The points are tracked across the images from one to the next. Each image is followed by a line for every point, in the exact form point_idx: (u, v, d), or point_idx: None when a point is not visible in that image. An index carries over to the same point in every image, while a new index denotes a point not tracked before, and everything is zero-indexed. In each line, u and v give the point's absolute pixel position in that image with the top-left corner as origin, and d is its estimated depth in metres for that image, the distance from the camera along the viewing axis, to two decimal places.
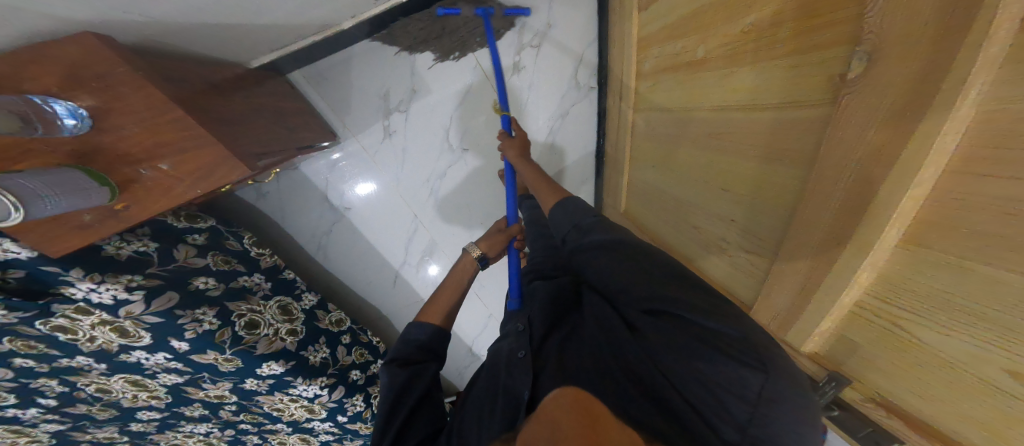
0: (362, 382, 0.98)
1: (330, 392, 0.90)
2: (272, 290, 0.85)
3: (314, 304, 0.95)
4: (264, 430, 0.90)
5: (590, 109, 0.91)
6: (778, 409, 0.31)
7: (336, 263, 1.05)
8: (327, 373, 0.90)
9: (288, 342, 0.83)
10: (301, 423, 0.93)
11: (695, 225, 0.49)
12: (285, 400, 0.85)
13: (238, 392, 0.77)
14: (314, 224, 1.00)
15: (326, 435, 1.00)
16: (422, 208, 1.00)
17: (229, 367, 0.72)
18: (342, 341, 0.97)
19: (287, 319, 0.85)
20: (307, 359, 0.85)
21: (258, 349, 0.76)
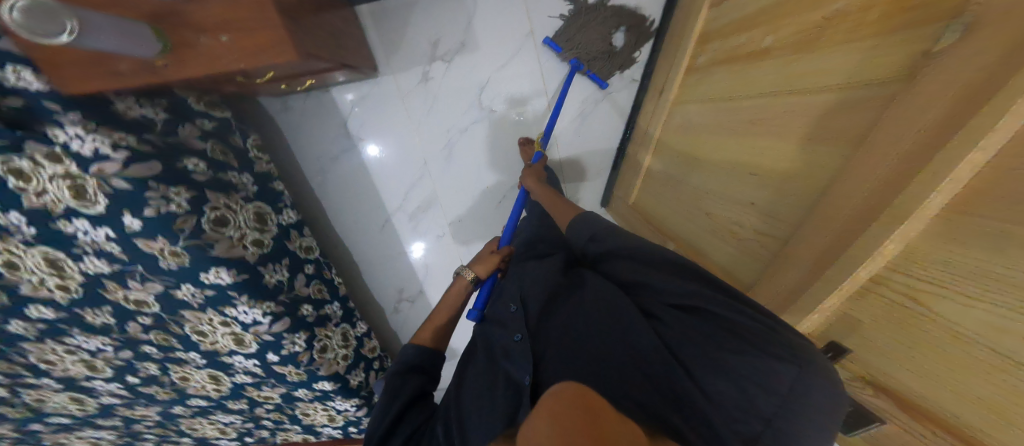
0: (311, 320, 0.89)
1: (270, 323, 0.79)
2: (254, 196, 0.83)
3: (287, 224, 0.91)
4: (171, 359, 0.87)
5: (627, 99, 0.95)
6: (802, 405, 0.35)
7: (331, 190, 1.02)
8: (276, 300, 0.80)
9: (250, 252, 0.76)
10: (219, 357, 0.90)
11: (707, 211, 0.55)
12: (212, 322, 0.78)
13: (162, 300, 0.72)
14: (325, 146, 0.98)
15: (243, 377, 0.98)
16: (434, 158, 0.99)
17: (172, 265, 0.67)
18: (304, 271, 0.92)
19: (259, 227, 0.81)
20: (261, 277, 0.77)
21: (214, 251, 0.69)
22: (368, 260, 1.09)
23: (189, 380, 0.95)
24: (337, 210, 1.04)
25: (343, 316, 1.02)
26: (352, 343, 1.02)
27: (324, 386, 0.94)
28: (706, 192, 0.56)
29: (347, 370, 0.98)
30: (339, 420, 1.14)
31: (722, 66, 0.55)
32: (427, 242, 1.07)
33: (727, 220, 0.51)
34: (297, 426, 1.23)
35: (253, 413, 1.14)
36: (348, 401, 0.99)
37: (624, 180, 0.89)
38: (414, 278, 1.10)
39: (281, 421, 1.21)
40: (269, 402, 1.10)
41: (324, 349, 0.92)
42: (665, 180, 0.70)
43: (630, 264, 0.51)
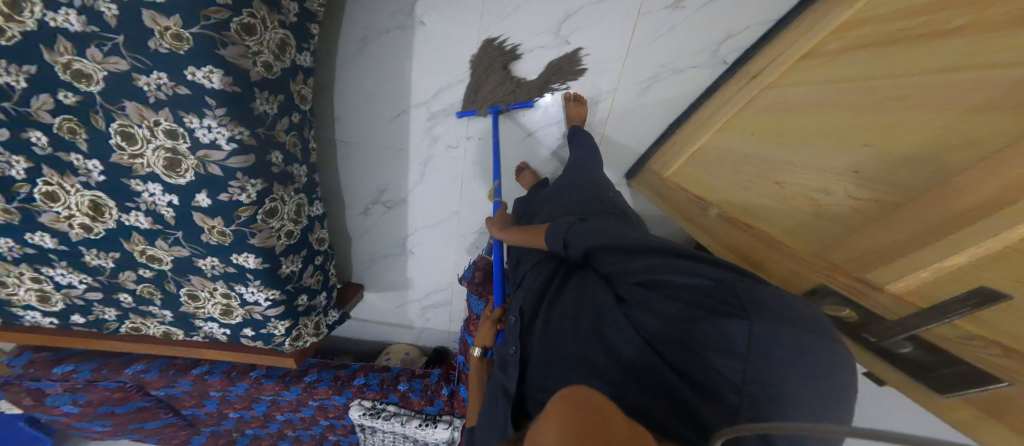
0: (274, 172, 0.77)
1: (229, 153, 0.67)
2: (290, 26, 0.73)
3: (301, 66, 0.80)
4: (52, 162, 0.67)
5: (705, 80, 0.93)
6: (771, 360, 0.33)
7: (367, 59, 0.91)
8: (252, 131, 0.69)
9: (255, 71, 0.66)
10: (126, 179, 0.72)
11: (777, 181, 0.59)
12: (152, 129, 0.64)
13: (113, 83, 0.60)
14: (379, 16, 0.87)
15: (139, 219, 0.79)
16: (484, 67, 0.94)
17: (162, 48, 0.58)
18: (292, 117, 0.80)
19: (276, 54, 0.71)
20: (250, 100, 0.67)
21: (223, 51, 0.60)
22: (372, 142, 1.02)
23: (52, 204, 0.73)
24: (357, 77, 0.94)
25: (304, 188, 0.90)
26: (302, 222, 0.90)
27: (247, 261, 0.80)
28: (787, 163, 0.57)
29: (281, 251, 0.84)
30: (234, 316, 0.97)
31: (859, 49, 0.50)
32: (435, 149, 1.03)
33: (808, 188, 0.53)
34: (166, 312, 0.98)
35: (113, 280, 0.90)
36: (263, 292, 0.85)
37: (665, 155, 0.94)
38: (403, 183, 1.07)
39: (147, 301, 0.96)
40: (150, 267, 0.89)
41: (271, 214, 0.79)
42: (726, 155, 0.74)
43: (598, 253, 0.54)
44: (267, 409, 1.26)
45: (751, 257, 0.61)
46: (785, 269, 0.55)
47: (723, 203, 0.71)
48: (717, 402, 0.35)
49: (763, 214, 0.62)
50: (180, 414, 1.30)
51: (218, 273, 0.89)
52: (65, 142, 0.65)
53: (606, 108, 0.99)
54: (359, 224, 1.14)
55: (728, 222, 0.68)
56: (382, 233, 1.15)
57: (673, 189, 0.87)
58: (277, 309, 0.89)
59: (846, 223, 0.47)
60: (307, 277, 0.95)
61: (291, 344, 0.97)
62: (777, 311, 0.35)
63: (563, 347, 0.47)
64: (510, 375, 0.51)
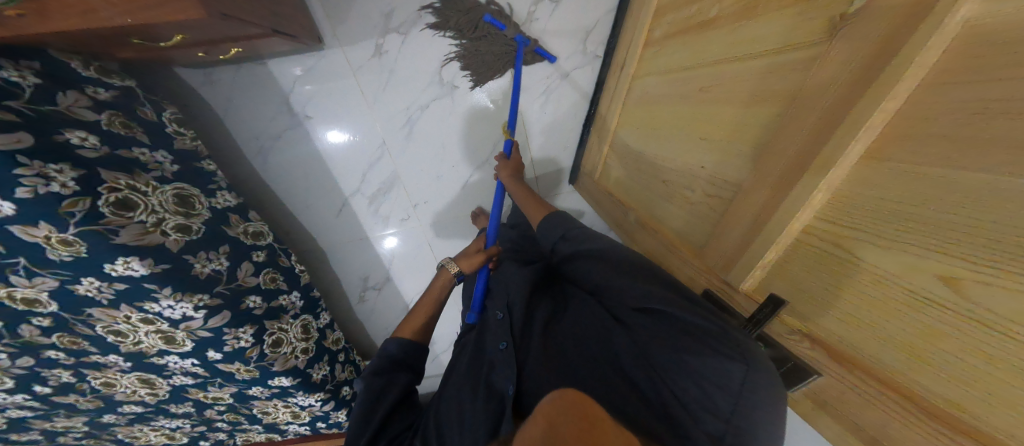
0: (259, 313, 0.83)
1: (205, 318, 0.73)
2: (175, 176, 0.75)
3: (224, 208, 0.84)
4: (84, 365, 0.79)
5: (592, 76, 0.93)
6: (756, 398, 0.40)
7: (280, 179, 0.96)
8: (212, 292, 0.74)
9: (172, 240, 0.69)
10: (147, 358, 0.82)
11: (663, 179, 0.61)
12: (129, 321, 0.69)
13: (60, 299, 0.63)
14: (265, 125, 0.91)
15: (182, 379, 0.91)
16: (394, 136, 0.94)
17: (65, 256, 0.59)
18: (252, 258, 0.85)
19: (183, 211, 0.73)
20: (188, 267, 0.70)
21: (116, 239, 0.61)
22: (330, 246, 1.04)
23: (114, 387, 0.87)
24: (289, 193, 0.97)
25: (304, 307, 0.96)
26: (314, 335, 0.97)
27: (283, 382, 0.91)
28: (665, 157, 0.60)
29: (307, 364, 0.94)
30: (303, 417, 1.10)
31: (676, 39, 0.57)
32: (391, 226, 1.04)
33: (694, 185, 0.53)
34: (257, 426, 1.15)
35: (203, 416, 1.06)
36: (311, 396, 0.97)
37: (591, 157, 0.91)
38: (379, 265, 1.09)
39: (238, 421, 1.13)
40: (219, 403, 1.02)
41: (277, 344, 0.86)
42: (626, 154, 0.73)
43: (600, 267, 0.61)
44: None
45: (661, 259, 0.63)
46: (685, 270, 0.58)
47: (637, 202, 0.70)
48: (700, 423, 0.42)
49: (663, 212, 0.62)
50: None
51: (269, 394, 1.01)
52: (80, 350, 0.76)
53: (524, 133, 0.97)
54: (364, 314, 1.15)
55: (641, 225, 0.68)
56: (385, 315, 1.15)
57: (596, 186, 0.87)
58: (329, 404, 1.01)
59: (720, 232, 0.49)
60: (340, 373, 1.05)
61: None
62: (767, 364, 0.41)
63: (566, 363, 0.54)
64: (506, 374, 0.55)
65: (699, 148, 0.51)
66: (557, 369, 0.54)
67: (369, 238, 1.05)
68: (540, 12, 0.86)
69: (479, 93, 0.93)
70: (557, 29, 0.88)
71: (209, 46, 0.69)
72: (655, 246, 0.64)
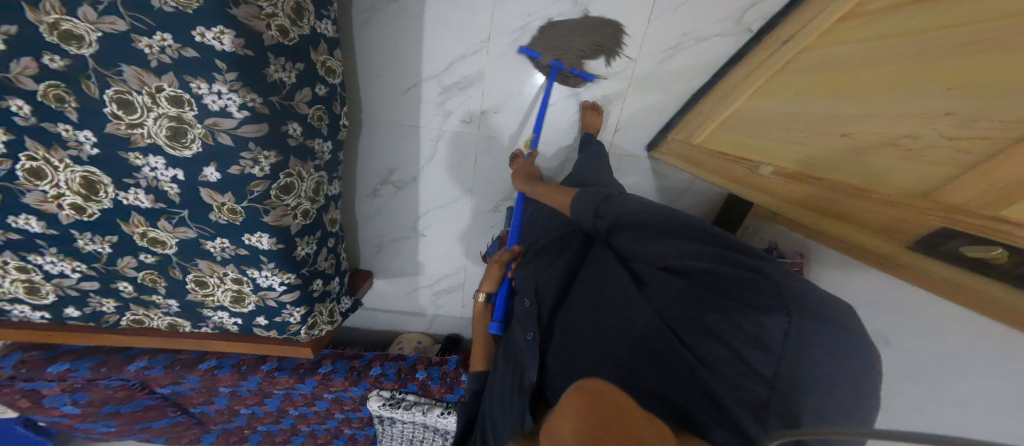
0: (292, 144, 0.74)
1: (241, 121, 0.64)
2: None
3: (321, 35, 0.77)
4: (35, 134, 0.59)
5: (729, 48, 0.89)
6: (812, 357, 0.34)
7: (375, 30, 0.88)
8: (266, 99, 0.66)
9: (269, 35, 0.63)
10: (120, 151, 0.65)
11: (845, 133, 0.50)
12: (153, 95, 0.60)
13: (107, 45, 0.55)
14: None
15: (138, 197, 0.72)
16: (501, 38, 0.90)
17: (167, 7, 0.54)
18: (315, 88, 0.77)
19: (293, 19, 0.67)
20: (263, 66, 0.63)
21: (234, 10, 0.57)
22: (377, 118, 0.98)
23: (35, 182, 0.64)
24: (372, 47, 0.90)
25: (325, 163, 0.88)
26: (319, 201, 0.87)
27: (260, 243, 0.77)
28: (851, 112, 0.49)
29: (297, 232, 0.81)
30: (245, 305, 0.92)
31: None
32: (448, 124, 0.99)
33: (887, 133, 0.44)
34: (172, 302, 0.92)
35: (111, 267, 0.81)
36: (278, 276, 0.82)
37: (689, 123, 0.89)
38: (413, 161, 1.03)
39: (150, 290, 0.88)
40: (151, 251, 0.81)
41: (285, 190, 0.75)
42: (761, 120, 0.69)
43: (626, 234, 0.53)
44: (280, 404, 1.23)
45: (829, 212, 0.51)
46: (884, 219, 0.43)
47: (783, 160, 0.61)
48: (736, 388, 0.36)
49: (832, 169, 0.52)
50: (187, 412, 1.27)
51: (230, 256, 0.83)
52: (51, 111, 0.58)
53: (626, 80, 0.94)
54: (368, 207, 1.11)
55: (788, 180, 0.59)
56: (392, 216, 1.12)
57: (711, 155, 0.79)
58: (292, 294, 0.86)
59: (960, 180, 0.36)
60: (321, 261, 0.92)
61: (307, 332, 0.94)
62: (818, 311, 0.35)
63: (578, 338, 0.50)
64: (529, 365, 0.52)
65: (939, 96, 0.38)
66: (571, 348, 0.49)
67: (422, 126, 0.99)
68: None
69: (607, 29, 0.89)
70: None
71: None
72: (818, 199, 0.53)
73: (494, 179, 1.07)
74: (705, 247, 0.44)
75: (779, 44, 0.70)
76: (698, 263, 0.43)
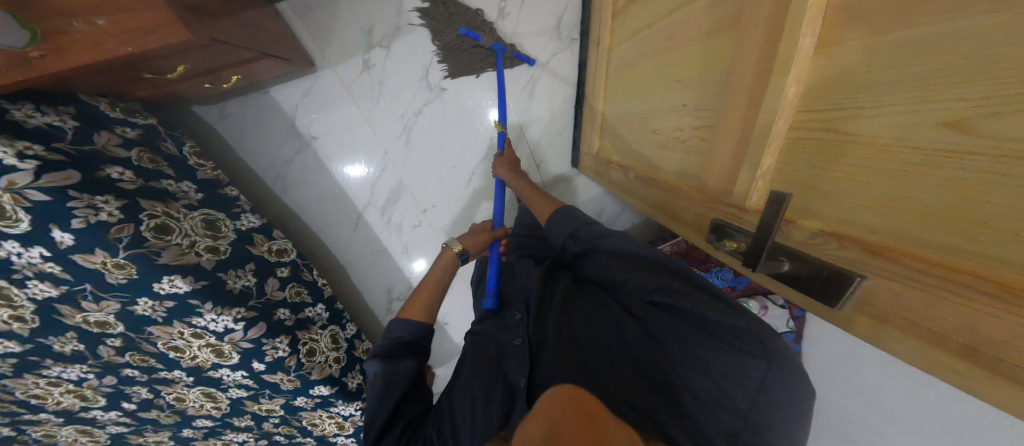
0: (290, 324, 0.87)
1: (244, 329, 0.78)
2: (201, 203, 0.80)
3: (251, 229, 0.88)
4: (158, 381, 0.81)
5: (572, 59, 0.98)
6: (775, 393, 0.42)
7: (294, 200, 0.99)
8: (246, 305, 0.79)
9: (205, 259, 0.74)
10: (205, 372, 0.83)
11: (654, 130, 0.68)
12: (184, 336, 0.74)
13: (125, 319, 0.68)
14: (275, 151, 0.95)
15: (238, 392, 0.90)
16: (394, 146, 0.98)
17: (121, 279, 0.64)
18: (277, 274, 0.89)
19: (212, 233, 0.78)
20: (223, 283, 0.76)
21: (161, 259, 0.67)
22: (345, 262, 1.07)
23: (185, 401, 0.89)
24: (303, 216, 1.01)
25: (331, 318, 1.00)
26: (343, 345, 1.01)
27: (322, 391, 0.93)
28: (648, 113, 0.68)
29: (341, 373, 0.97)
30: (348, 427, 1.11)
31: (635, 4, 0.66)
32: (405, 234, 1.06)
33: (671, 129, 0.62)
34: (310, 439, 1.14)
35: (264, 429, 1.06)
36: (350, 406, 0.99)
37: (586, 136, 0.99)
38: (399, 276, 1.11)
39: (293, 434, 1.12)
40: (274, 415, 1.02)
41: (311, 353, 0.90)
42: (609, 128, 0.86)
43: (606, 262, 0.62)
44: None
45: (667, 203, 0.66)
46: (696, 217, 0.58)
47: (637, 163, 0.76)
48: (714, 417, 0.45)
49: (661, 165, 0.67)
50: None
51: (314, 404, 1.01)
52: (151, 367, 0.78)
53: (517, 125, 1.01)
54: None
55: (643, 180, 0.73)
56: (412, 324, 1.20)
57: (603, 163, 0.90)
58: None
59: (719, 157, 0.50)
60: None
61: None
62: (786, 357, 0.42)
63: (579, 355, 0.56)
64: (518, 369, 0.58)
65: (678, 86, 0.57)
66: (573, 365, 0.54)
67: (387, 249, 1.07)
68: (511, 7, 0.91)
69: (469, 94, 0.97)
70: (541, 31, 0.94)
71: (209, 77, 0.70)
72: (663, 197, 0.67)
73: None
74: (690, 289, 0.50)
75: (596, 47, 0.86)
76: (687, 305, 0.48)
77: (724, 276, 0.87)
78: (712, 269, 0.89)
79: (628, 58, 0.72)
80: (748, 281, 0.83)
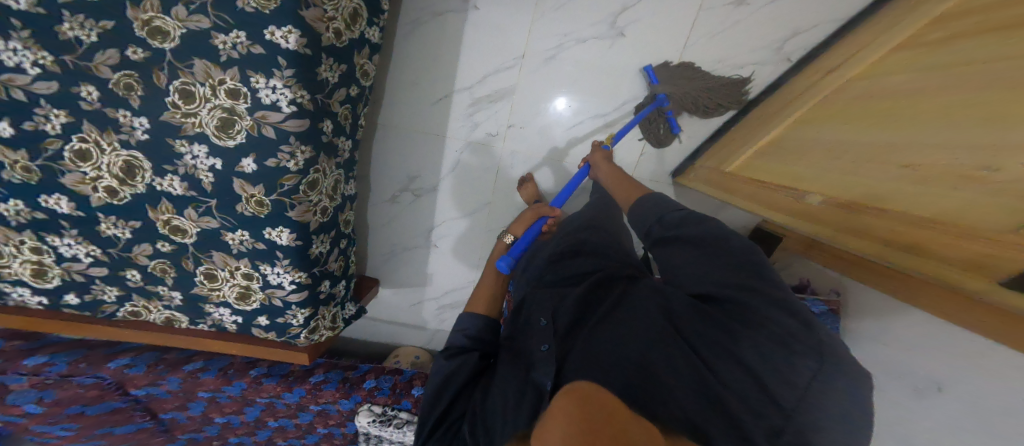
0: (324, 140, 0.79)
1: (288, 116, 0.68)
2: None
3: (368, 39, 0.85)
4: (93, 119, 0.63)
5: (768, 76, 1.03)
6: (824, 397, 0.40)
7: (411, 48, 0.99)
8: (313, 95, 0.71)
9: (326, 36, 0.69)
10: (172, 138, 0.67)
11: (903, 164, 0.53)
12: (214, 87, 0.64)
13: (188, 41, 0.60)
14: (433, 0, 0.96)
15: (172, 185, 0.71)
16: (533, 58, 1.00)
17: (248, 7, 0.60)
18: (349, 89, 0.84)
19: (349, 22, 0.75)
20: (316, 65, 0.69)
21: (304, 11, 0.62)
22: (407, 124, 1.07)
23: (82, 164, 0.66)
24: (408, 62, 1.01)
25: (344, 164, 0.93)
26: (336, 199, 0.90)
27: (279, 237, 0.78)
28: (862, 137, 0.62)
29: (315, 230, 0.83)
30: (250, 301, 0.86)
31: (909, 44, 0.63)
32: (474, 135, 1.08)
33: (963, 166, 0.44)
34: (178, 295, 0.85)
35: (124, 255, 0.78)
36: (289, 274, 0.82)
37: (722, 154, 0.99)
38: (432, 171, 1.11)
39: (158, 281, 0.83)
40: (169, 240, 0.77)
41: (313, 185, 0.79)
42: (801, 151, 0.76)
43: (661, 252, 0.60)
44: (259, 414, 1.18)
45: (896, 241, 0.51)
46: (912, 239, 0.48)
47: (831, 189, 0.65)
48: (755, 416, 0.41)
49: (894, 200, 0.53)
50: (155, 419, 1.20)
51: (245, 249, 0.79)
52: (117, 98, 0.63)
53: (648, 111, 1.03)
54: (385, 213, 1.16)
55: (842, 209, 0.61)
56: (407, 224, 1.18)
57: (755, 184, 0.84)
58: (300, 294, 0.85)
59: (973, 199, 0.42)
60: (331, 262, 0.93)
61: (306, 336, 0.92)
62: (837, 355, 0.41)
63: (601, 358, 0.48)
64: (545, 371, 0.48)
65: (938, 119, 0.49)
66: (595, 369, 0.47)
67: (446, 137, 1.08)
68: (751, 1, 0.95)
69: (632, 53, 1.01)
70: (739, 47, 1.00)
71: None
72: (881, 229, 0.54)
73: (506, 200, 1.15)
74: (732, 279, 0.48)
75: (824, 80, 0.81)
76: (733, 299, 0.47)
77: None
78: None
79: (928, 82, 0.54)
80: None
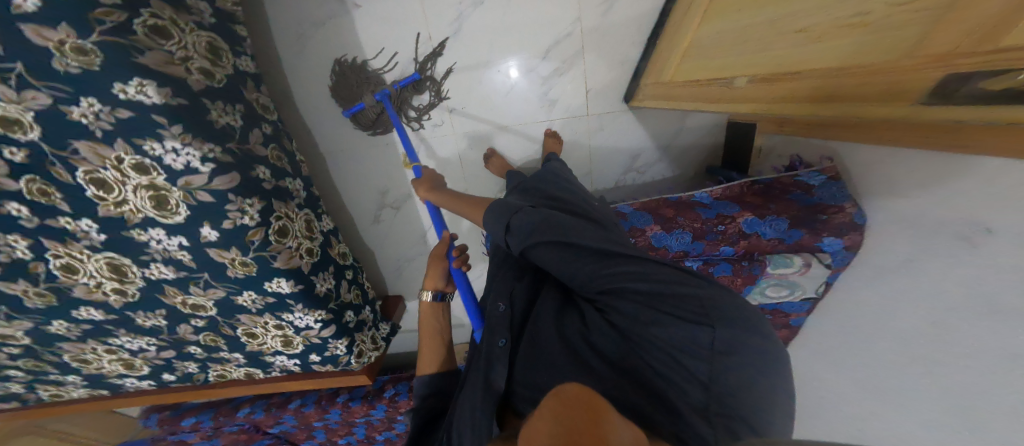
0: (267, 188, 0.75)
1: (211, 173, 0.63)
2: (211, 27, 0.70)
3: (245, 71, 0.79)
4: (47, 234, 0.60)
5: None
6: (729, 361, 0.33)
7: (314, 71, 0.92)
8: (222, 146, 0.66)
9: (193, 79, 0.63)
10: (126, 229, 0.64)
11: (796, 29, 0.45)
12: (118, 166, 0.57)
13: (51, 123, 0.52)
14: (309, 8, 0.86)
15: (163, 270, 0.71)
16: (441, 28, 0.88)
17: (72, 69, 0.50)
18: (261, 128, 0.80)
19: (210, 59, 0.69)
20: (206, 113, 0.64)
21: (139, 57, 0.55)
22: (348, 150, 1.02)
23: (74, 275, 0.66)
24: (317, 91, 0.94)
25: (306, 202, 0.90)
26: (316, 237, 0.89)
27: (281, 287, 0.79)
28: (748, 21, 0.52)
29: (311, 270, 0.84)
30: (295, 345, 0.92)
31: None
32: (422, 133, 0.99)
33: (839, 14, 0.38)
34: (239, 356, 0.92)
35: (174, 336, 0.83)
36: (310, 315, 0.85)
37: (655, 68, 0.84)
38: (401, 178, 1.06)
39: (215, 348, 0.89)
40: (198, 315, 0.80)
41: (282, 233, 0.77)
42: (712, 44, 0.64)
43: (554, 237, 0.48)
44: (366, 431, 1.34)
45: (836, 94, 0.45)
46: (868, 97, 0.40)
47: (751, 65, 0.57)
48: (682, 395, 0.34)
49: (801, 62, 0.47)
50: None
51: (262, 306, 0.82)
52: (46, 207, 0.58)
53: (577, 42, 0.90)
54: (377, 233, 1.16)
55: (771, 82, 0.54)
56: (399, 236, 1.17)
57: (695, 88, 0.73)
58: (330, 328, 0.90)
59: (890, 36, 0.34)
60: (345, 293, 0.97)
61: (357, 360, 0.99)
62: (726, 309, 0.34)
63: (546, 352, 0.43)
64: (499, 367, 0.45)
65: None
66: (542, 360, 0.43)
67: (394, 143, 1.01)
68: None
69: None
70: None
71: None
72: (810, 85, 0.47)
73: (483, 183, 1.07)
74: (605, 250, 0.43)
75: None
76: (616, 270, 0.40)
77: (778, 226, 0.76)
78: (767, 216, 0.78)
79: None
80: (802, 236, 0.73)
